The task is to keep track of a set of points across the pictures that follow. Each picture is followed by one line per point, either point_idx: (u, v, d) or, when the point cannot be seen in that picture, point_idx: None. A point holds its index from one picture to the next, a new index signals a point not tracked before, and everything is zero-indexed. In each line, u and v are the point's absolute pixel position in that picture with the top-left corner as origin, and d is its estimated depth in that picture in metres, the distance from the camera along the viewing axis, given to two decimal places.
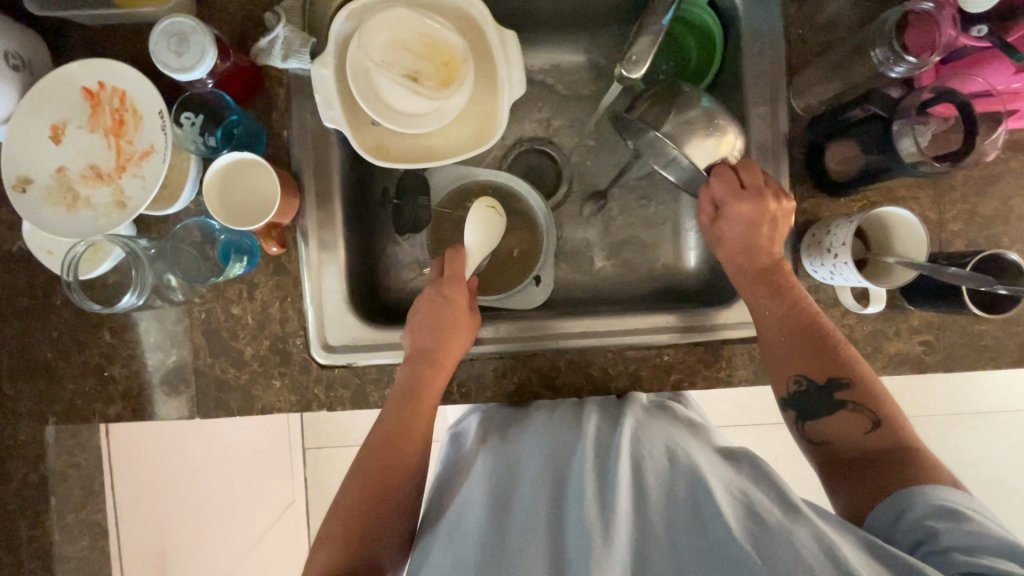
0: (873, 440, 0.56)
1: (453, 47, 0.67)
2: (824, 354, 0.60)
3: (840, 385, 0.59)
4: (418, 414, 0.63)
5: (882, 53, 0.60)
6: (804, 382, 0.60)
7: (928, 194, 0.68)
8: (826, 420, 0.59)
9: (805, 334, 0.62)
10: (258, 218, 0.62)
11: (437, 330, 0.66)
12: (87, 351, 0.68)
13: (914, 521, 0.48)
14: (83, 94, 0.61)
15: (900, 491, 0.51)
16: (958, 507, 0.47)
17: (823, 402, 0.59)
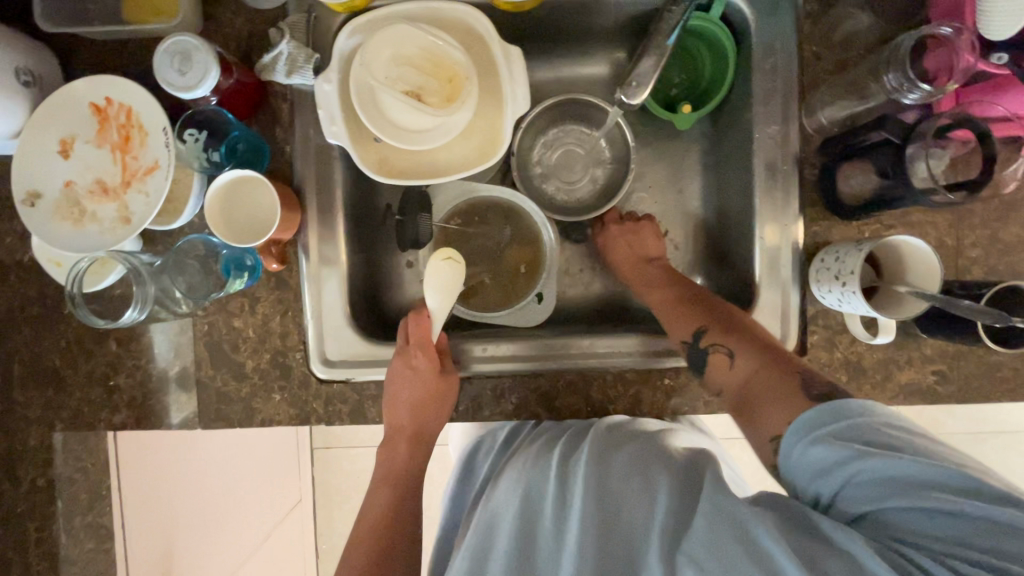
0: (738, 372, 0.58)
1: (457, 63, 0.67)
2: (688, 319, 0.63)
3: (701, 335, 0.61)
4: (406, 474, 0.69)
5: (894, 77, 0.58)
6: (685, 348, 0.63)
7: (946, 219, 0.65)
8: (706, 371, 0.61)
9: (693, 306, 0.65)
10: (261, 234, 0.63)
11: (416, 407, 0.67)
12: (94, 360, 0.70)
13: (824, 475, 0.44)
14: (91, 110, 0.62)
15: (824, 403, 0.47)
16: (847, 439, 0.44)
17: (695, 354, 0.62)
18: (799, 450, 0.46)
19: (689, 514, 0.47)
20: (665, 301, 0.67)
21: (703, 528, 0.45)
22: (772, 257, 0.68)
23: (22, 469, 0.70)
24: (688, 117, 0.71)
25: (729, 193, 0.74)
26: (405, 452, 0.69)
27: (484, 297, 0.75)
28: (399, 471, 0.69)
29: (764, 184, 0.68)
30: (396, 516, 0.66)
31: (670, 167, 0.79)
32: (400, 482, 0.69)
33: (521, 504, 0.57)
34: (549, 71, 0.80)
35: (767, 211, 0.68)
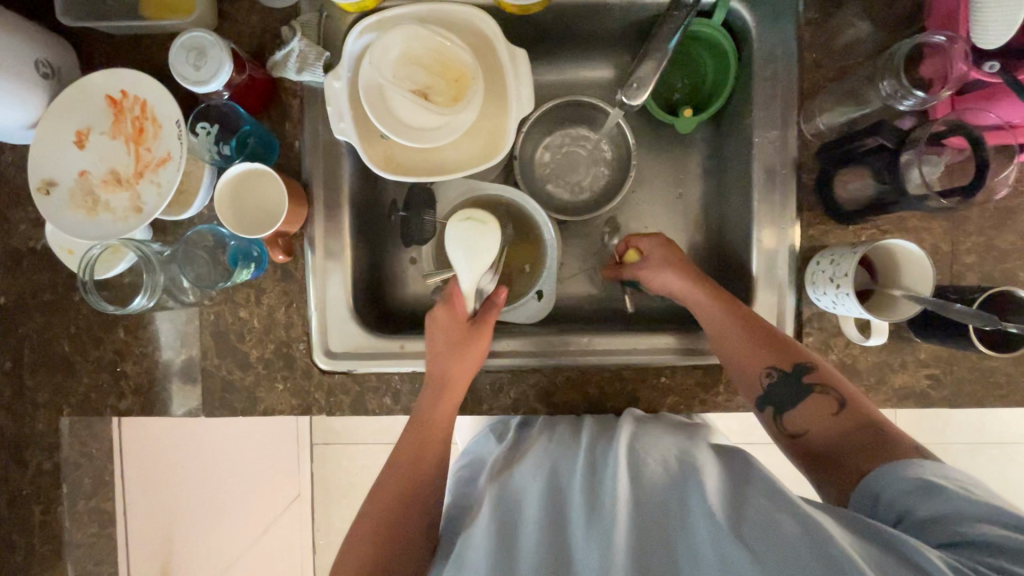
0: (843, 423, 0.57)
1: (464, 64, 0.68)
2: (780, 345, 0.62)
3: (806, 370, 0.60)
4: (428, 455, 0.64)
5: (889, 85, 0.59)
6: (774, 374, 0.61)
7: (941, 225, 0.66)
8: (798, 408, 0.59)
9: (766, 344, 0.62)
10: (267, 226, 0.65)
11: (448, 347, 0.66)
12: (102, 347, 0.71)
13: (890, 501, 0.49)
14: (107, 102, 0.64)
15: (905, 460, 0.51)
16: (927, 475, 0.49)
17: (794, 390, 0.60)
18: (882, 484, 0.50)
19: (739, 507, 0.49)
20: (739, 313, 0.64)
21: (752, 518, 0.47)
22: (769, 259, 0.69)
23: (30, 451, 0.72)
24: (690, 120, 0.72)
25: (729, 196, 0.75)
26: (430, 427, 0.65)
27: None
28: (415, 447, 0.64)
29: (763, 187, 0.69)
30: (418, 472, 0.63)
31: (672, 170, 0.80)
32: (416, 461, 0.64)
33: (550, 488, 0.58)
34: (554, 74, 0.82)
35: (765, 214, 0.69)
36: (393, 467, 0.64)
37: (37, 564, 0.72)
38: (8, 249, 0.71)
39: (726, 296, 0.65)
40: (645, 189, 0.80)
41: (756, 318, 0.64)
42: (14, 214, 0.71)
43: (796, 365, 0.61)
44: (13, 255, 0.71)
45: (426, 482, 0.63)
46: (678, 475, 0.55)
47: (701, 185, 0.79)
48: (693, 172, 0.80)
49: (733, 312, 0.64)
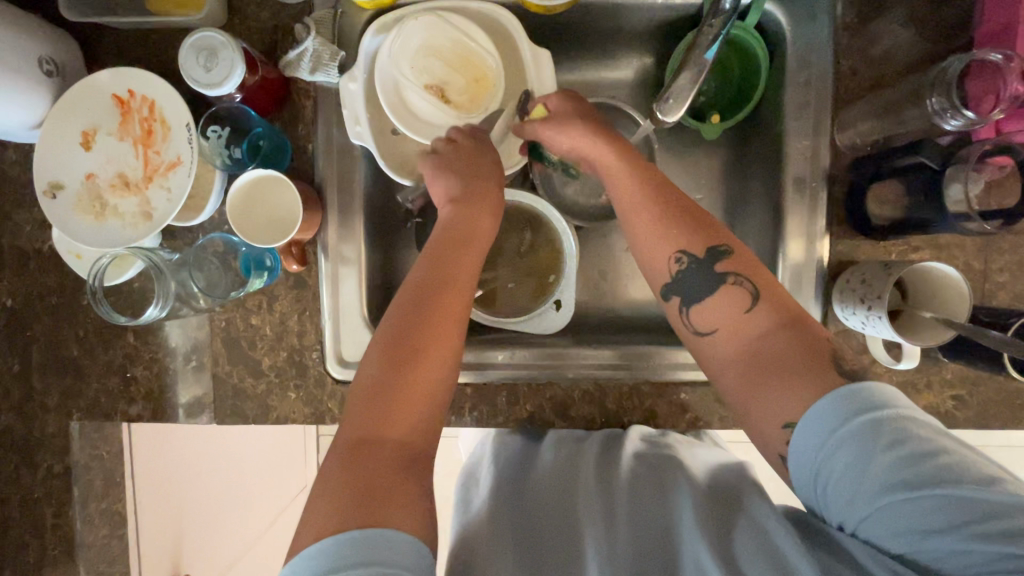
0: (752, 318, 0.53)
1: (487, 64, 0.66)
2: (695, 227, 0.58)
3: (722, 257, 0.56)
4: (451, 302, 0.56)
5: (938, 102, 0.57)
6: (684, 259, 0.57)
7: (975, 243, 0.64)
8: (707, 302, 0.55)
9: (675, 223, 0.58)
10: (282, 234, 0.63)
11: (461, 172, 0.64)
12: (111, 352, 0.70)
13: (825, 478, 0.44)
14: (113, 101, 0.62)
15: (838, 389, 0.45)
16: (863, 448, 0.42)
17: (707, 280, 0.56)
18: (818, 462, 0.44)
19: (732, 524, 0.50)
20: (654, 189, 0.60)
21: (746, 546, 0.47)
22: (795, 273, 0.67)
23: (40, 454, 0.71)
24: (716, 127, 0.70)
25: (754, 205, 0.73)
26: (441, 325, 0.54)
27: (506, 303, 0.74)
28: (409, 334, 0.53)
29: (791, 199, 0.66)
30: (443, 307, 0.55)
31: (695, 174, 0.77)
32: (417, 357, 0.52)
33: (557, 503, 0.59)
34: (575, 73, 0.79)
35: (793, 226, 0.67)
36: (375, 355, 0.53)
37: (50, 564, 0.72)
38: (14, 250, 0.70)
39: (646, 176, 0.61)
40: None
41: (682, 202, 0.60)
42: (19, 215, 0.69)
43: (710, 250, 0.57)
44: (20, 256, 0.70)
45: (443, 342, 0.54)
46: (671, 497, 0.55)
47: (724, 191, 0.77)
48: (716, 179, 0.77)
49: (653, 195, 0.60)
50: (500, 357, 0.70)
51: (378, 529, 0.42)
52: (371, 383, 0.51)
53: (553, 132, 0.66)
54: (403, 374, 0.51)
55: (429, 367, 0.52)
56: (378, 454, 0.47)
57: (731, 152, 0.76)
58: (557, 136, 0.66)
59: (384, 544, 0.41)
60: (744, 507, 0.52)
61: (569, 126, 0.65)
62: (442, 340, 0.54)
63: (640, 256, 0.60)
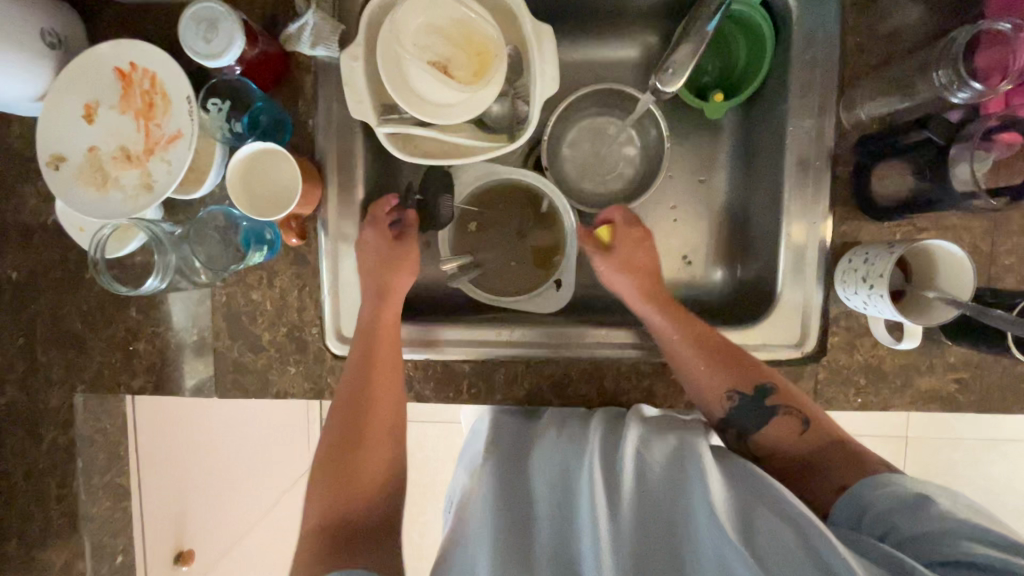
0: (803, 442, 0.61)
1: (487, 37, 0.65)
2: (741, 367, 0.64)
3: (768, 393, 0.63)
4: (382, 359, 0.64)
5: (944, 75, 0.56)
6: (736, 398, 0.64)
7: (982, 224, 0.63)
8: (763, 430, 0.63)
9: (716, 364, 0.64)
10: (281, 207, 0.63)
11: (378, 268, 0.67)
12: (114, 326, 0.70)
13: (877, 514, 0.53)
14: (115, 74, 0.62)
15: (858, 487, 0.56)
16: (918, 493, 0.52)
17: (758, 412, 0.63)
18: (877, 499, 0.54)
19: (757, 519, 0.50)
20: (694, 330, 0.66)
21: (761, 534, 0.48)
22: (797, 254, 0.66)
23: (45, 427, 0.72)
24: (720, 106, 0.70)
25: (757, 186, 0.72)
26: (378, 394, 0.64)
27: (510, 281, 0.74)
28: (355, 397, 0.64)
29: (794, 180, 0.66)
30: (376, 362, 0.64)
31: (697, 156, 0.77)
32: (357, 447, 0.64)
33: (558, 487, 0.57)
34: (578, 52, 0.78)
35: (796, 207, 0.66)
36: (329, 443, 0.65)
37: (55, 534, 0.73)
38: (19, 224, 0.70)
39: (681, 313, 0.67)
40: (672, 176, 0.77)
41: (718, 341, 0.65)
42: (24, 188, 0.70)
43: (757, 387, 0.63)
44: (24, 230, 0.70)
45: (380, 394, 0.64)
46: (683, 479, 0.54)
47: (727, 173, 0.76)
48: (719, 160, 0.77)
49: (690, 330, 0.66)
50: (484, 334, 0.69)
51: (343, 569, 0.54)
52: (325, 485, 0.63)
53: (603, 268, 0.70)
54: (351, 459, 0.63)
55: (368, 462, 0.64)
56: (343, 531, 0.59)
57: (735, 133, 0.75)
58: (604, 271, 0.71)
59: None
60: (771, 498, 0.52)
61: (632, 261, 0.70)
62: (369, 429, 0.65)
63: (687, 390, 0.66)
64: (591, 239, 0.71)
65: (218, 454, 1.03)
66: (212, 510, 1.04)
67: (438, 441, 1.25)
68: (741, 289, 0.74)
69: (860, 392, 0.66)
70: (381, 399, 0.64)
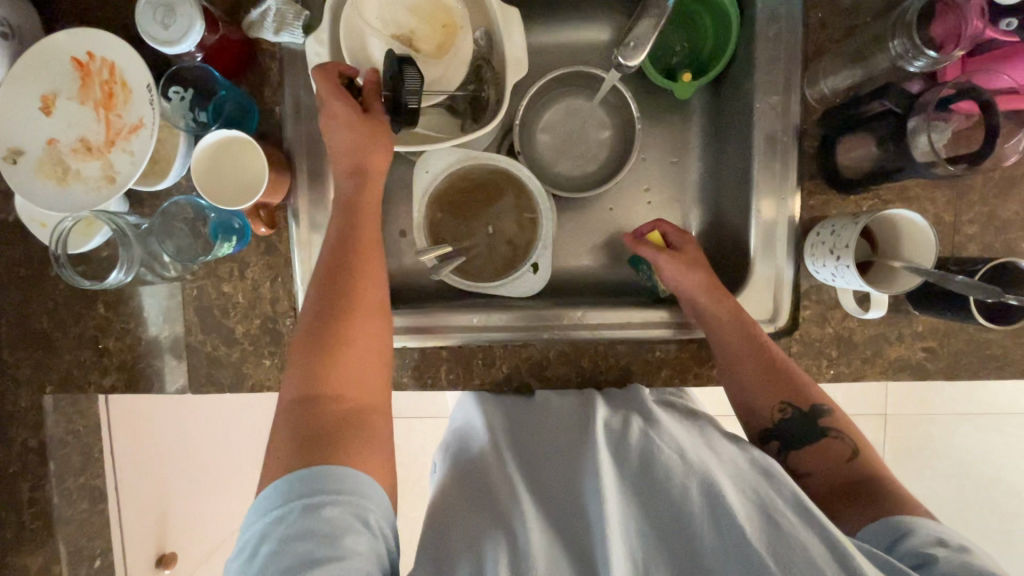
0: (851, 471, 0.58)
1: (453, 10, 0.67)
2: (797, 384, 0.61)
3: (823, 415, 0.60)
4: (367, 239, 0.57)
5: (900, 44, 0.57)
6: (790, 412, 0.61)
7: (944, 194, 0.65)
8: (809, 450, 0.60)
9: (772, 376, 0.62)
10: (245, 197, 0.62)
11: (351, 151, 0.59)
12: (82, 324, 0.69)
13: (911, 546, 0.49)
14: (73, 65, 0.60)
15: (893, 518, 0.52)
16: (962, 542, 0.48)
17: (810, 432, 0.60)
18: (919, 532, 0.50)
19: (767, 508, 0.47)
20: (754, 336, 0.63)
21: (779, 532, 0.45)
22: (767, 230, 0.67)
23: (13, 429, 0.70)
24: (689, 86, 0.70)
25: (728, 165, 0.72)
26: (364, 269, 0.56)
27: (489, 264, 0.73)
28: (338, 272, 0.55)
29: (763, 155, 0.66)
30: (358, 237, 0.57)
31: (669, 137, 0.77)
32: (343, 317, 0.53)
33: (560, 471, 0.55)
34: (548, 34, 0.78)
35: (765, 183, 0.67)
36: (306, 317, 0.54)
37: (30, 539, 0.71)
38: None
39: (742, 313, 0.64)
40: (646, 157, 0.77)
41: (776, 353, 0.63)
42: None
43: (814, 408, 0.60)
44: None
45: (365, 274, 0.56)
46: None
47: (699, 153, 0.77)
48: (690, 141, 0.77)
49: (751, 335, 0.63)
50: (464, 322, 0.69)
51: (338, 466, 0.46)
52: (304, 369, 0.51)
53: (665, 272, 0.67)
54: (335, 337, 0.52)
55: (355, 339, 0.53)
56: (328, 414, 0.50)
57: (704, 113, 0.76)
58: (670, 275, 0.67)
59: (323, 480, 0.45)
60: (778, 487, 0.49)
61: (692, 270, 0.66)
62: (350, 335, 0.53)
63: (742, 400, 0.63)
64: (647, 245, 0.69)
65: (199, 450, 1.02)
66: (195, 498, 1.04)
67: (424, 434, 1.24)
68: (715, 267, 0.75)
69: (832, 363, 0.67)
70: (366, 273, 0.56)
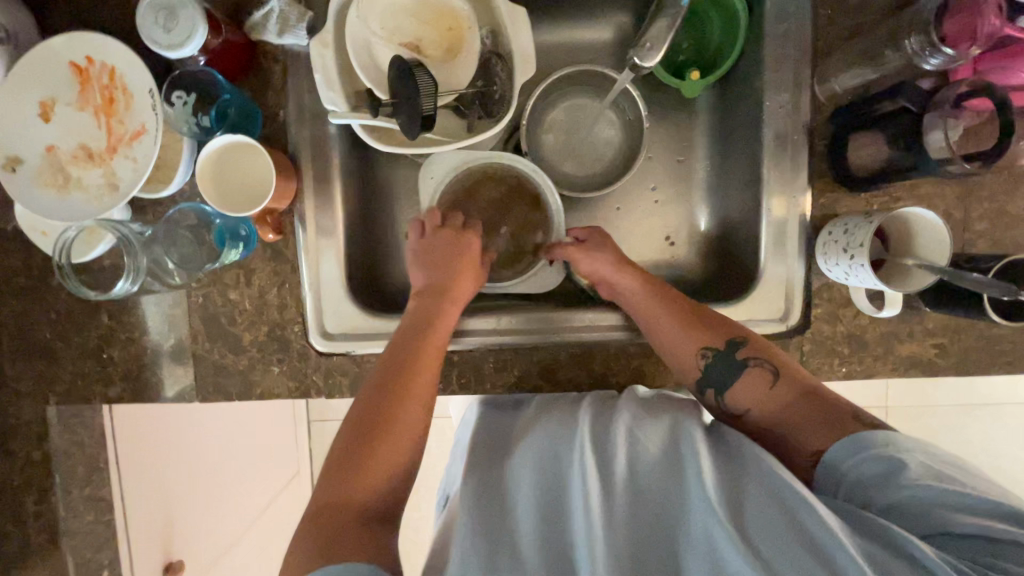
0: (777, 395, 0.58)
1: (459, 12, 0.65)
2: (709, 328, 0.63)
3: (739, 347, 0.61)
4: (434, 338, 0.62)
5: (916, 41, 0.58)
6: (709, 355, 0.62)
7: (954, 191, 0.65)
8: (737, 386, 0.60)
9: (692, 326, 0.63)
10: (255, 203, 0.62)
11: (438, 265, 0.67)
12: (85, 333, 0.68)
13: (857, 480, 0.51)
14: (72, 70, 0.59)
15: (857, 436, 0.53)
16: (900, 457, 0.50)
17: (731, 368, 0.61)
18: (858, 463, 0.51)
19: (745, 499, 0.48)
20: (670, 298, 0.65)
21: (760, 525, 0.46)
22: (777, 228, 0.67)
23: (16, 442, 0.69)
24: (697, 85, 0.69)
25: (737, 163, 0.72)
26: (420, 352, 0.60)
27: (499, 266, 0.74)
28: (399, 357, 0.60)
29: (772, 153, 0.66)
30: (429, 327, 0.62)
31: (676, 135, 0.77)
32: (394, 397, 0.57)
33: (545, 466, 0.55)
34: (553, 33, 0.77)
35: (775, 181, 0.66)
36: (361, 401, 0.58)
37: (36, 553, 0.70)
38: None
39: (654, 282, 0.67)
40: (653, 156, 0.77)
41: (696, 308, 0.65)
42: None
43: (729, 343, 0.62)
44: None
45: (421, 364, 0.60)
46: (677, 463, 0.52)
47: (706, 151, 0.76)
48: (698, 139, 0.77)
49: (677, 306, 0.65)
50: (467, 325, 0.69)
51: (335, 565, 0.45)
52: (335, 467, 0.54)
53: (572, 258, 0.68)
54: (372, 438, 0.55)
55: (391, 440, 0.55)
56: (343, 515, 0.50)
57: (711, 111, 0.76)
58: (578, 261, 0.68)
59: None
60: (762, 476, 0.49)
61: (600, 250, 0.68)
62: (385, 442, 0.55)
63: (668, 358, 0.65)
64: (547, 246, 0.68)
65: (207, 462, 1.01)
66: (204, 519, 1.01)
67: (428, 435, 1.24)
68: (723, 266, 0.75)
69: (844, 361, 0.67)
70: (431, 361, 0.60)
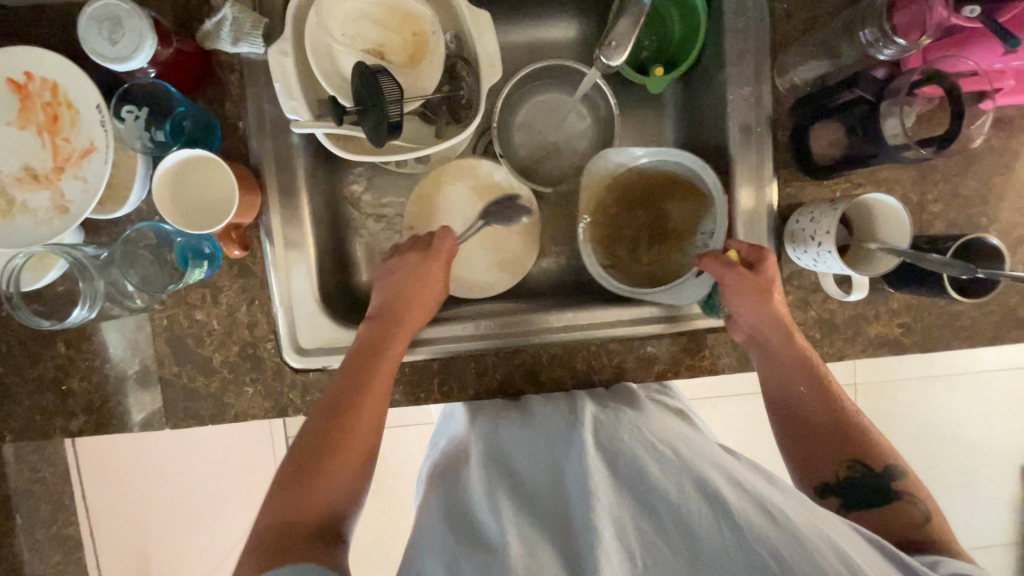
0: (916, 532, 0.55)
1: (421, 16, 0.64)
2: (868, 441, 0.60)
3: (893, 476, 0.58)
4: (394, 346, 0.62)
5: (870, 33, 0.59)
6: (856, 469, 0.59)
7: (910, 175, 0.67)
8: (873, 509, 0.58)
9: (841, 430, 0.61)
10: (215, 219, 0.59)
11: (412, 280, 0.66)
12: (41, 365, 0.64)
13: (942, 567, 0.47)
14: (10, 86, 0.56)
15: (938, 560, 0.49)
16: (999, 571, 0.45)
17: (875, 491, 0.58)
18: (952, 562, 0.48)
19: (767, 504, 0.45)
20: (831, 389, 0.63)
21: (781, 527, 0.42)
22: (747, 219, 0.68)
23: None
24: (661, 79, 0.69)
25: (704, 157, 0.73)
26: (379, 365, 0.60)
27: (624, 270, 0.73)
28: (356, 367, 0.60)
29: (739, 145, 0.67)
30: (385, 337, 0.62)
31: (644, 131, 0.78)
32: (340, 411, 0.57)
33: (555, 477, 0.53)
34: (517, 33, 0.76)
35: (742, 173, 0.68)
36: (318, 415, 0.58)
37: None
38: None
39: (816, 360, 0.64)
40: None
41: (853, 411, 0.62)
42: None
43: (884, 468, 0.59)
44: None
45: (376, 371, 0.60)
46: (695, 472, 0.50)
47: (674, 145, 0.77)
48: (664, 134, 0.78)
49: (833, 400, 0.62)
50: (445, 331, 0.68)
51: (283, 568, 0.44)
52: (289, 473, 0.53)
53: (728, 284, 0.64)
54: (322, 451, 0.55)
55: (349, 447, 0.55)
56: (290, 525, 0.49)
57: (677, 106, 0.76)
58: (732, 290, 0.64)
59: None
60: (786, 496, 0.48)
61: (761, 295, 0.63)
62: (354, 433, 0.56)
63: (804, 448, 0.62)
64: (716, 257, 0.66)
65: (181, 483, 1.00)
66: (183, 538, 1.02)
67: (411, 443, 1.22)
68: None
69: (817, 345, 0.69)
70: (385, 371, 0.60)
